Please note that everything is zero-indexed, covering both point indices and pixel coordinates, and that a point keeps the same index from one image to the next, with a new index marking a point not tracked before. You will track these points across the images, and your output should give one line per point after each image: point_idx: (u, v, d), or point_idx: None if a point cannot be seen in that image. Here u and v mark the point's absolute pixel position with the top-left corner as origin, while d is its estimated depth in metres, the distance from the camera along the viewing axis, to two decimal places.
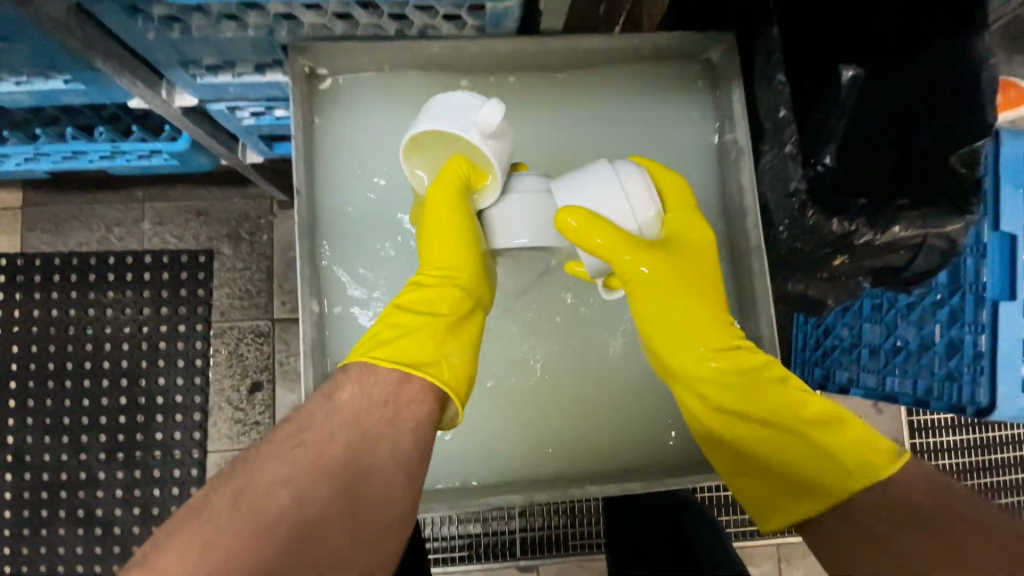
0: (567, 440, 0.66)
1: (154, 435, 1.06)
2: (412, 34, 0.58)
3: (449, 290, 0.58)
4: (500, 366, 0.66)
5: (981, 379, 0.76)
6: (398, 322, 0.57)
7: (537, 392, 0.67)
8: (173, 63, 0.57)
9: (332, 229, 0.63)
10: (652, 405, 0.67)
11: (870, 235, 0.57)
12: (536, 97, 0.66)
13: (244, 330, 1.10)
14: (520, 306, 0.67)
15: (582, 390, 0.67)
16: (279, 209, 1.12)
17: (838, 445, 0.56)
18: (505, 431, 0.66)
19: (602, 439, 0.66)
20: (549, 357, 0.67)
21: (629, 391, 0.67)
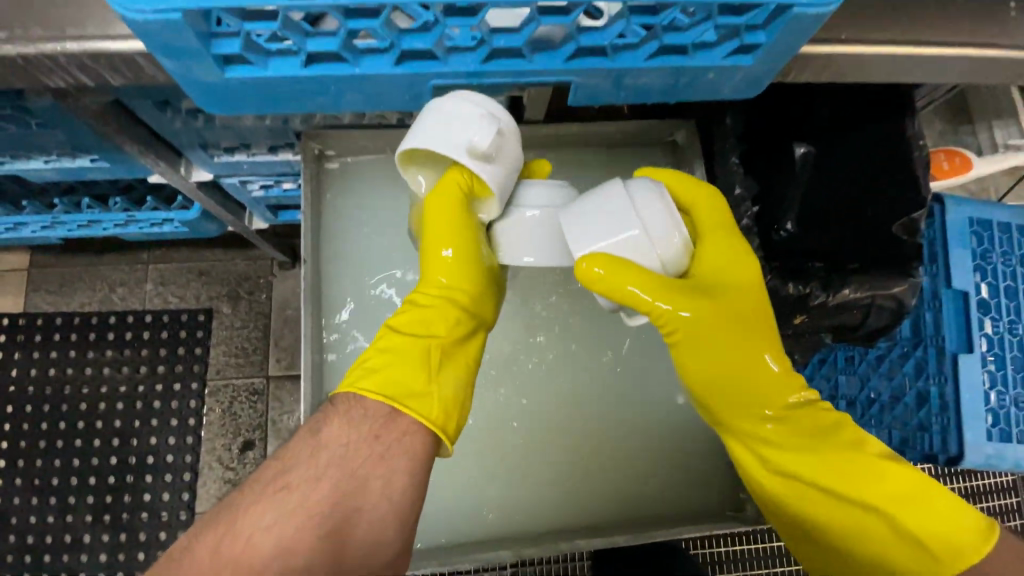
0: (557, 495, 0.68)
1: (142, 496, 1.05)
2: (411, 123, 0.65)
3: (446, 312, 0.57)
4: (484, 423, 0.68)
5: (949, 429, 0.80)
6: (391, 346, 0.55)
7: (521, 447, 0.68)
8: (194, 146, 0.64)
9: (331, 292, 0.67)
10: (632, 460, 0.69)
11: (822, 297, 0.63)
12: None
13: (239, 388, 1.12)
14: (504, 363, 0.70)
15: (566, 443, 0.69)
16: (279, 270, 1.17)
17: (924, 523, 0.50)
18: (490, 488, 0.67)
19: (586, 493, 0.68)
20: (531, 412, 0.69)
21: (610, 445, 0.69)
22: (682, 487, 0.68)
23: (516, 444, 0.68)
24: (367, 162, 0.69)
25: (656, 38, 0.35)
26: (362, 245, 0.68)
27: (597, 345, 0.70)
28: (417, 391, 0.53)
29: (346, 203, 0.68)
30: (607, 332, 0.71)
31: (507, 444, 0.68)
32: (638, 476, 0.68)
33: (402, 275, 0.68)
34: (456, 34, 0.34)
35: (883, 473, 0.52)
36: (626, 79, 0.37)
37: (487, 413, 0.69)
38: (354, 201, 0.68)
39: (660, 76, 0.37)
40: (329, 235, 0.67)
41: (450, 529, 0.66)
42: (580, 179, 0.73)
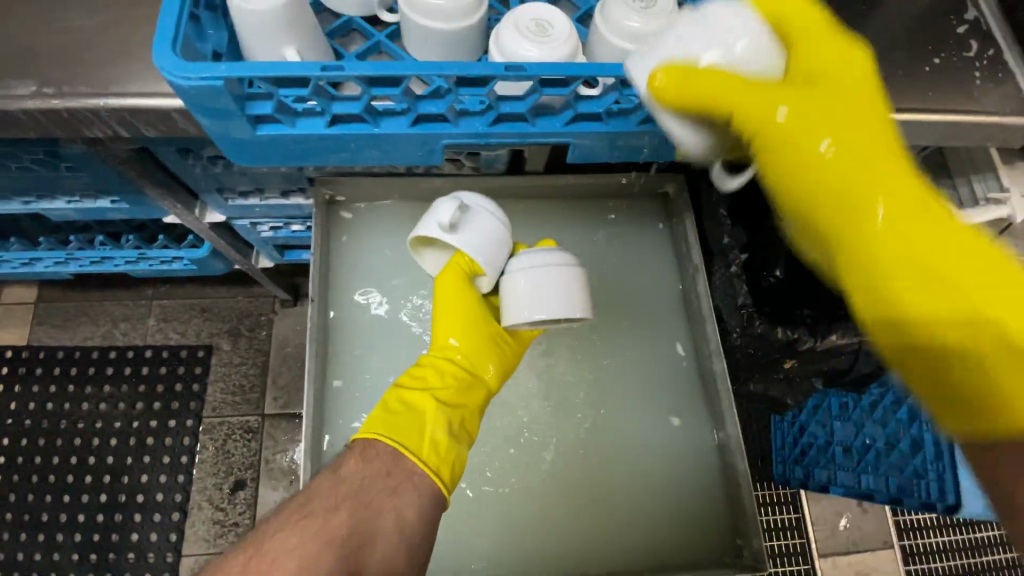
0: (554, 539, 0.67)
1: (129, 536, 1.03)
2: (417, 172, 0.69)
3: (448, 366, 0.60)
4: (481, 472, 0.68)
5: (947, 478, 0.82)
6: (391, 398, 0.57)
7: (518, 497, 0.68)
8: (210, 190, 0.67)
9: (336, 333, 0.68)
10: (629, 512, 0.68)
11: (811, 342, 0.63)
12: (518, 219, 0.75)
13: (233, 426, 1.11)
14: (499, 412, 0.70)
15: (561, 495, 0.68)
16: (280, 307, 1.18)
17: None
18: (486, 539, 0.66)
19: (583, 546, 0.67)
20: (527, 460, 0.69)
21: (607, 497, 0.68)
22: (681, 534, 0.67)
23: (513, 487, 0.68)
24: (375, 209, 0.72)
25: (646, 106, 0.39)
26: (367, 287, 0.70)
27: (594, 388, 0.71)
28: (413, 433, 0.54)
29: (354, 247, 0.71)
30: (599, 381, 0.72)
31: (505, 487, 0.68)
32: (636, 521, 0.68)
33: (405, 317, 0.70)
34: (466, 100, 0.38)
35: None
36: (620, 141, 0.41)
37: (487, 455, 0.69)
38: (360, 249, 0.71)
39: (651, 139, 0.41)
40: (337, 277, 0.70)
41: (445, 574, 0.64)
42: (576, 226, 0.76)
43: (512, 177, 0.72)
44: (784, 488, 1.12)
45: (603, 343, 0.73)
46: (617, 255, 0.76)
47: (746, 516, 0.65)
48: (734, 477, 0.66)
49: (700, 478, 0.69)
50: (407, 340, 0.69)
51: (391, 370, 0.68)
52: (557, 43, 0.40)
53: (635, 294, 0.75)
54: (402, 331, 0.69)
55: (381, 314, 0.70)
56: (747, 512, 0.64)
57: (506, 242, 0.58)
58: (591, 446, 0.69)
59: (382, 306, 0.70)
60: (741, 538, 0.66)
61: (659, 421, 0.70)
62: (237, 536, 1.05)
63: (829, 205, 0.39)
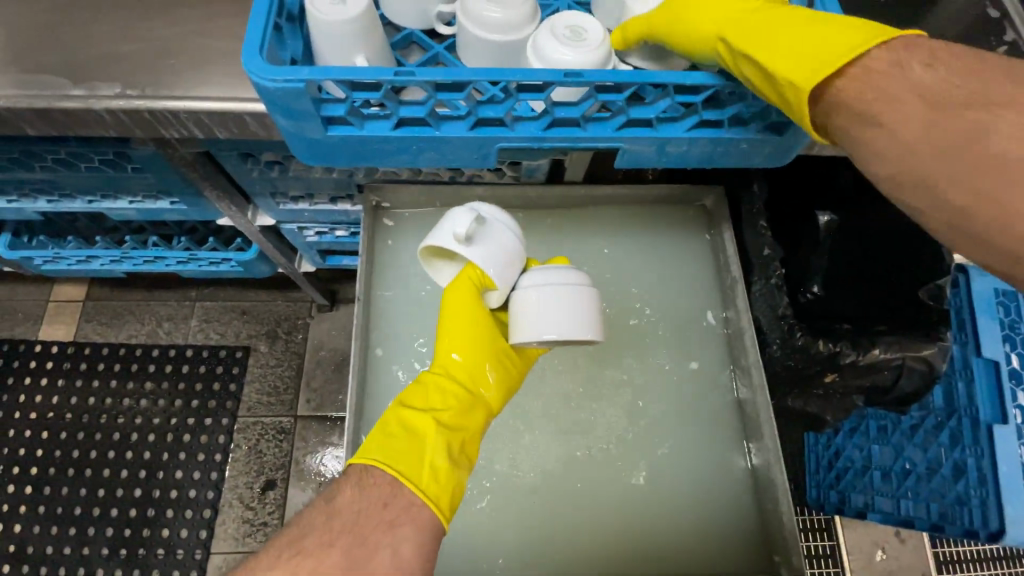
0: (586, 549, 0.66)
1: (161, 531, 1.05)
2: (461, 180, 0.73)
3: (450, 386, 0.58)
4: (516, 482, 0.68)
5: (989, 503, 0.77)
6: (392, 420, 0.56)
7: (550, 510, 0.68)
8: (264, 193, 0.70)
9: (377, 333, 0.70)
10: (662, 531, 0.67)
11: (854, 355, 0.63)
12: (553, 228, 0.77)
13: (267, 426, 1.14)
14: (534, 422, 0.71)
15: (593, 507, 0.67)
16: (317, 312, 1.22)
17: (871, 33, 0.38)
18: (520, 550, 0.66)
19: (615, 560, 0.66)
20: (559, 472, 0.69)
21: (640, 514, 0.67)
22: (714, 549, 0.66)
23: (541, 491, 0.68)
24: (418, 214, 0.75)
25: (695, 112, 0.41)
26: (407, 290, 0.72)
27: (628, 397, 0.71)
28: (412, 461, 0.52)
29: (396, 249, 0.73)
30: (632, 391, 0.71)
31: (535, 491, 0.68)
32: (668, 534, 0.67)
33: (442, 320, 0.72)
34: (519, 107, 0.40)
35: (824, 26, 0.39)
36: (668, 147, 0.42)
37: (517, 459, 0.69)
38: (403, 251, 0.74)
39: (699, 146, 0.42)
40: (380, 279, 0.72)
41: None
42: (612, 236, 0.77)
43: (553, 188, 0.74)
44: (818, 514, 1.08)
45: (638, 352, 0.73)
46: (654, 264, 0.77)
47: (784, 533, 0.63)
48: (771, 493, 0.65)
49: (735, 493, 0.68)
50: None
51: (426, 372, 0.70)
52: (590, 48, 0.42)
53: (670, 305, 0.75)
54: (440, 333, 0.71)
55: (420, 316, 0.72)
56: (784, 528, 0.63)
57: (518, 255, 0.58)
58: (624, 455, 0.69)
59: (421, 310, 0.72)
60: (777, 556, 0.64)
61: (694, 433, 0.70)
62: (265, 536, 1.07)
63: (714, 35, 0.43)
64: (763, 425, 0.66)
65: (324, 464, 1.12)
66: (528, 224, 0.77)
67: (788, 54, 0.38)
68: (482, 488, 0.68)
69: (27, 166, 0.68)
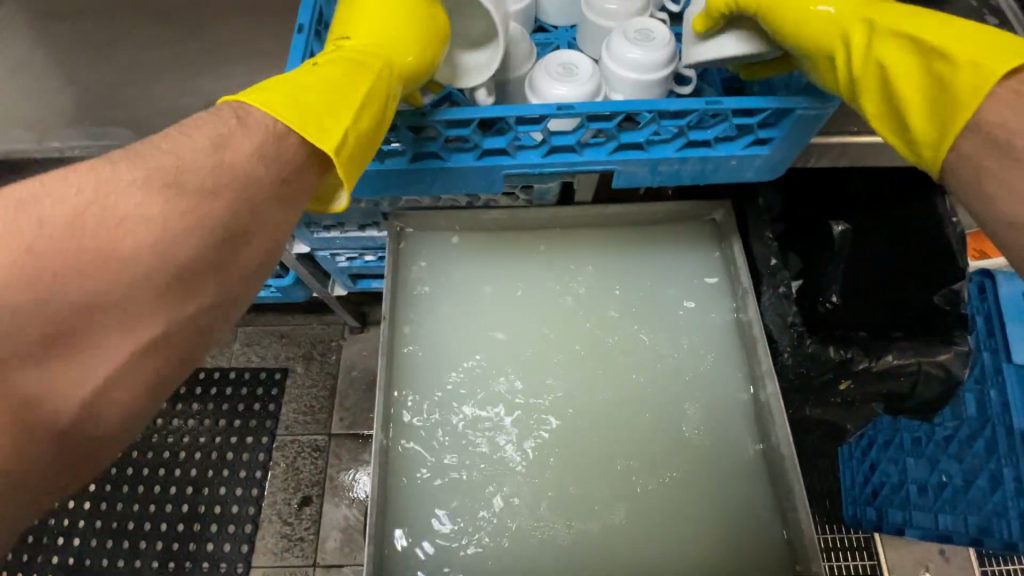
0: (605, 559, 0.67)
1: (205, 545, 1.11)
2: (477, 204, 0.79)
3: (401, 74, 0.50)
4: (534, 489, 0.69)
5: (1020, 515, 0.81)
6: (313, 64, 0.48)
7: (563, 513, 0.68)
8: (300, 224, 0.76)
9: (403, 345, 0.75)
10: (677, 531, 0.68)
11: (865, 362, 0.65)
12: (567, 248, 0.80)
13: (303, 444, 1.19)
14: (547, 430, 0.72)
15: (611, 513, 0.68)
16: (349, 334, 1.29)
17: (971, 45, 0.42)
18: (543, 551, 0.67)
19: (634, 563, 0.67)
20: (575, 477, 0.70)
21: (655, 519, 0.68)
22: (735, 558, 0.67)
23: (559, 496, 0.69)
24: (439, 239, 0.80)
25: (682, 135, 0.50)
26: (431, 312, 0.77)
27: (646, 407, 0.72)
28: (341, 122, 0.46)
29: (424, 275, 0.78)
30: (646, 397, 0.73)
31: (553, 500, 0.69)
32: (686, 541, 0.67)
33: (464, 337, 0.76)
34: (525, 139, 0.51)
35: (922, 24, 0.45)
36: (660, 166, 0.52)
37: (536, 469, 0.70)
38: (426, 270, 0.79)
39: (689, 163, 0.52)
40: (406, 301, 0.77)
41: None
42: (624, 251, 0.80)
43: (564, 209, 0.78)
44: (855, 532, 1.04)
45: (656, 364, 0.74)
46: (663, 276, 0.79)
47: (802, 539, 0.63)
48: (790, 502, 0.65)
49: (753, 501, 0.69)
50: (466, 360, 0.75)
51: (447, 386, 0.74)
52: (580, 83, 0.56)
53: (684, 316, 0.77)
54: (461, 352, 0.75)
55: (444, 334, 0.76)
56: (805, 536, 0.63)
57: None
58: (643, 465, 0.70)
59: (443, 328, 0.76)
60: (800, 566, 0.64)
61: (712, 439, 0.71)
62: (302, 551, 1.12)
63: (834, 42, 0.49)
64: (780, 432, 0.67)
65: (356, 481, 1.17)
66: (540, 242, 0.80)
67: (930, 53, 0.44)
68: (504, 496, 0.69)
69: None
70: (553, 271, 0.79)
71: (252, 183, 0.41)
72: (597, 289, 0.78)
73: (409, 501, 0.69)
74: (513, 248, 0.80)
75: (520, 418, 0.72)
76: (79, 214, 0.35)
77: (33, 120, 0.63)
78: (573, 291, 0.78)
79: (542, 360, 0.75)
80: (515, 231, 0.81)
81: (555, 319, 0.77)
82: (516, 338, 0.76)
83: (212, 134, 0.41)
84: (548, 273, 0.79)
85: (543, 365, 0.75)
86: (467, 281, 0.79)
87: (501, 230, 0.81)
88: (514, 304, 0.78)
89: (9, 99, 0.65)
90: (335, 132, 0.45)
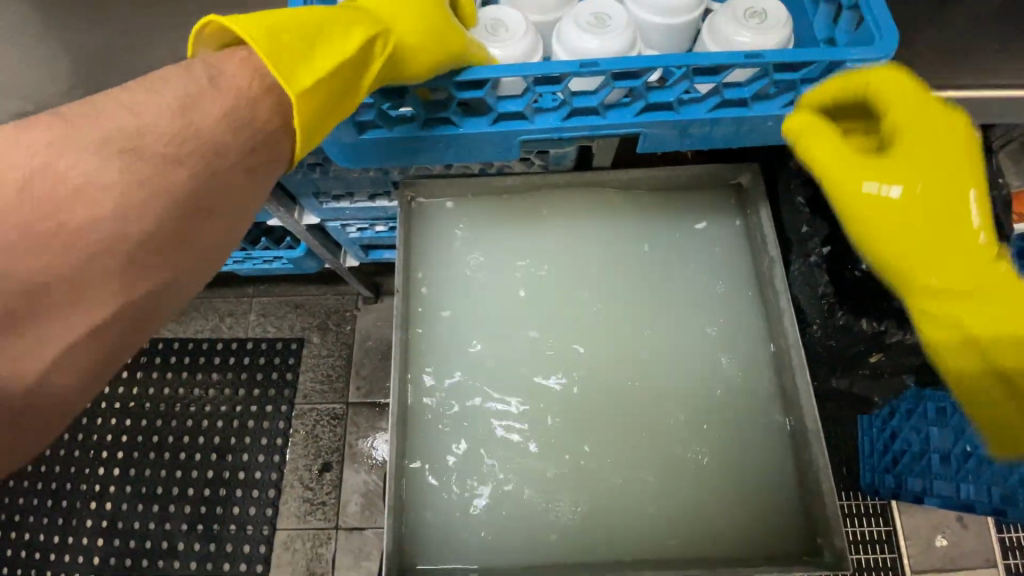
0: (620, 528, 0.67)
1: (231, 509, 1.14)
2: (491, 171, 0.76)
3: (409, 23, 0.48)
4: (551, 460, 0.69)
5: None
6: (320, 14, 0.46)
7: (579, 483, 0.68)
8: (309, 194, 0.74)
9: (418, 316, 0.74)
10: (696, 502, 0.67)
11: (900, 335, 0.62)
12: (576, 220, 0.77)
13: (322, 412, 1.21)
14: (564, 401, 0.71)
15: (628, 483, 0.68)
16: (363, 304, 1.28)
17: None
18: (561, 521, 0.67)
19: (651, 531, 0.67)
20: (593, 449, 0.69)
21: (674, 489, 0.68)
22: (752, 528, 0.66)
23: (577, 467, 0.69)
24: (439, 215, 0.77)
25: (717, 93, 0.47)
26: (442, 288, 0.75)
27: (667, 379, 0.71)
28: (316, 61, 0.43)
29: (426, 256, 0.76)
30: (667, 368, 0.71)
31: (569, 476, 0.68)
32: (704, 509, 0.67)
33: (470, 318, 0.74)
34: (543, 100, 0.48)
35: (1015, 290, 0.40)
36: (691, 128, 0.48)
37: (551, 447, 0.69)
38: (440, 238, 0.77)
39: (724, 124, 0.48)
40: (413, 279, 0.75)
41: (514, 556, 0.66)
42: (645, 217, 0.77)
43: (581, 175, 0.75)
44: (874, 498, 1.04)
45: (675, 340, 0.72)
46: (687, 242, 0.76)
47: (826, 514, 0.62)
48: (815, 477, 0.64)
49: (774, 475, 0.68)
50: (474, 339, 0.73)
51: (457, 367, 0.72)
52: (610, 28, 0.51)
53: (699, 287, 0.74)
54: (466, 333, 0.73)
55: (448, 315, 0.74)
56: (827, 509, 0.62)
57: None
58: (661, 441, 0.69)
59: (447, 308, 0.74)
60: (820, 538, 0.64)
61: (733, 410, 0.69)
62: (324, 514, 1.15)
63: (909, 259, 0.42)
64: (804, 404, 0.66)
65: (375, 447, 1.19)
66: (556, 208, 0.77)
67: None
68: (521, 467, 0.69)
69: None
70: (572, 239, 0.76)
71: (219, 152, 0.40)
72: (617, 256, 0.76)
73: (428, 476, 0.69)
74: (516, 224, 0.77)
75: (538, 389, 0.71)
76: (49, 177, 0.34)
77: (30, 90, 0.61)
78: (586, 264, 0.76)
79: (551, 337, 0.73)
80: (531, 198, 0.78)
81: (563, 298, 0.74)
82: (522, 320, 0.74)
83: (183, 84, 0.39)
84: (556, 248, 0.76)
85: (562, 337, 0.73)
86: (469, 259, 0.76)
87: (518, 197, 0.77)
88: (527, 277, 0.75)
89: (5, 68, 0.62)
90: (309, 71, 0.43)
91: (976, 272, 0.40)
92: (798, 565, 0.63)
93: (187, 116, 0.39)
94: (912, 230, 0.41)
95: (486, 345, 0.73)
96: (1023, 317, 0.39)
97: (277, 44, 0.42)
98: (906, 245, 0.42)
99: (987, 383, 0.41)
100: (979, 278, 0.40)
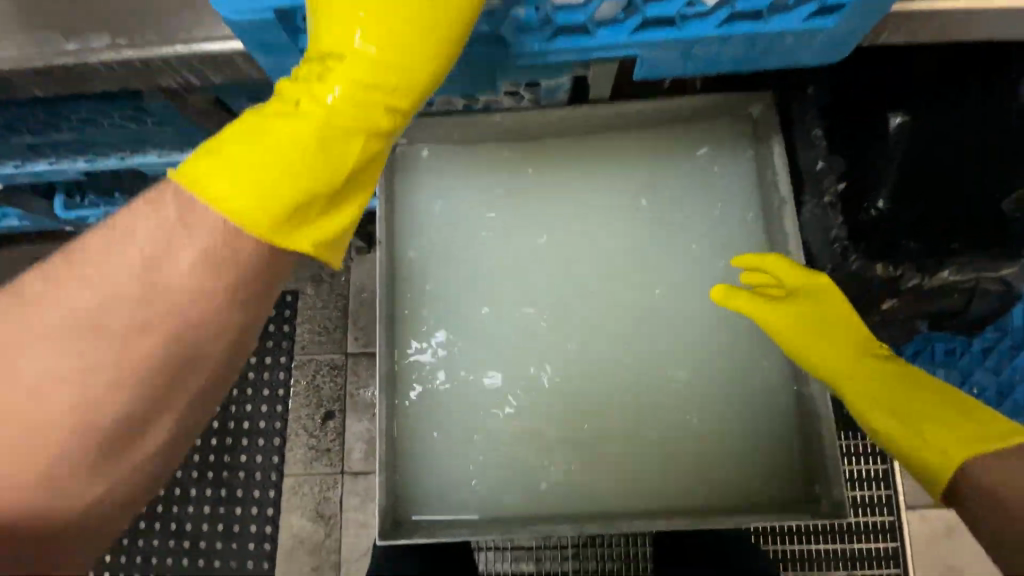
0: (616, 479, 0.67)
1: (239, 456, 1.17)
2: (478, 108, 0.68)
3: (381, 77, 0.42)
4: (542, 410, 0.68)
5: None
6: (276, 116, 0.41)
7: (572, 432, 0.68)
8: None
9: (406, 263, 0.70)
10: (693, 450, 0.66)
11: (916, 279, 0.59)
12: (566, 169, 0.72)
13: (321, 363, 1.21)
14: (559, 350, 0.69)
15: (623, 434, 0.67)
16: (357, 254, 1.25)
17: (943, 425, 0.49)
18: (553, 470, 0.67)
19: (646, 480, 0.67)
20: (589, 398, 0.68)
21: (670, 438, 0.67)
22: (750, 476, 0.66)
23: (570, 418, 0.68)
24: (417, 168, 0.72)
25: (726, 5, 0.40)
26: (427, 242, 0.71)
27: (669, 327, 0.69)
28: (319, 172, 0.41)
29: (408, 211, 0.72)
30: (666, 314, 0.69)
31: (563, 430, 0.68)
32: (701, 456, 0.66)
33: (453, 275, 0.71)
34: (523, 16, 0.41)
35: (897, 386, 0.54)
36: (694, 47, 0.42)
37: (544, 403, 0.68)
38: (427, 183, 0.72)
39: (734, 41, 0.42)
40: (394, 236, 0.71)
41: (510, 505, 0.67)
42: (651, 156, 0.72)
43: (577, 109, 0.68)
44: (873, 438, 1.04)
45: (670, 289, 0.70)
46: (695, 184, 0.71)
47: (823, 462, 0.61)
48: (817, 426, 0.63)
49: (771, 424, 0.67)
50: (459, 297, 0.70)
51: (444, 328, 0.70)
52: None
53: (697, 235, 0.71)
54: (452, 292, 0.70)
55: (433, 274, 0.71)
56: (829, 460, 0.61)
57: None
58: (654, 395, 0.68)
59: (431, 267, 0.71)
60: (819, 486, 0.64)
61: (734, 358, 0.68)
62: (330, 460, 1.18)
63: (829, 375, 0.59)
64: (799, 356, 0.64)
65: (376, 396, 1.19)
66: (555, 148, 0.73)
67: (913, 425, 0.51)
68: (515, 419, 0.68)
69: (52, 125, 0.69)
70: (571, 181, 0.72)
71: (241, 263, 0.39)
72: (619, 199, 0.72)
73: (421, 428, 0.68)
74: (499, 175, 0.72)
75: (530, 339, 0.69)
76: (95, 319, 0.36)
77: None
78: (577, 214, 0.71)
79: (541, 292, 0.70)
80: (524, 136, 0.72)
81: (553, 252, 0.71)
82: (509, 277, 0.70)
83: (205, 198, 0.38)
84: (545, 201, 0.72)
85: (559, 286, 0.70)
86: (452, 212, 0.72)
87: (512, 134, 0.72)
88: (516, 229, 0.71)
89: None
90: (307, 197, 0.41)
91: (855, 369, 0.57)
92: (793, 511, 0.63)
93: (152, 269, 0.37)
94: (795, 334, 0.61)
95: (478, 296, 0.70)
96: (902, 399, 0.53)
97: (257, 176, 0.39)
98: (813, 353, 0.60)
99: (894, 429, 0.52)
100: (860, 379, 0.57)
